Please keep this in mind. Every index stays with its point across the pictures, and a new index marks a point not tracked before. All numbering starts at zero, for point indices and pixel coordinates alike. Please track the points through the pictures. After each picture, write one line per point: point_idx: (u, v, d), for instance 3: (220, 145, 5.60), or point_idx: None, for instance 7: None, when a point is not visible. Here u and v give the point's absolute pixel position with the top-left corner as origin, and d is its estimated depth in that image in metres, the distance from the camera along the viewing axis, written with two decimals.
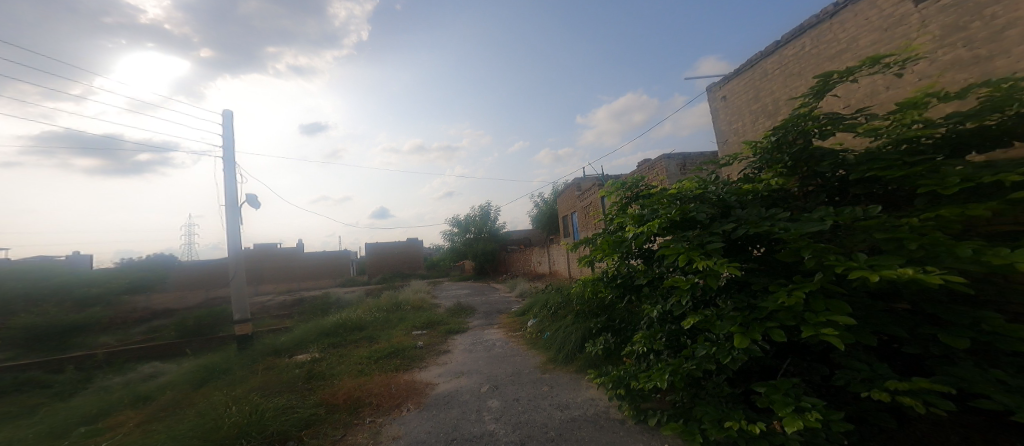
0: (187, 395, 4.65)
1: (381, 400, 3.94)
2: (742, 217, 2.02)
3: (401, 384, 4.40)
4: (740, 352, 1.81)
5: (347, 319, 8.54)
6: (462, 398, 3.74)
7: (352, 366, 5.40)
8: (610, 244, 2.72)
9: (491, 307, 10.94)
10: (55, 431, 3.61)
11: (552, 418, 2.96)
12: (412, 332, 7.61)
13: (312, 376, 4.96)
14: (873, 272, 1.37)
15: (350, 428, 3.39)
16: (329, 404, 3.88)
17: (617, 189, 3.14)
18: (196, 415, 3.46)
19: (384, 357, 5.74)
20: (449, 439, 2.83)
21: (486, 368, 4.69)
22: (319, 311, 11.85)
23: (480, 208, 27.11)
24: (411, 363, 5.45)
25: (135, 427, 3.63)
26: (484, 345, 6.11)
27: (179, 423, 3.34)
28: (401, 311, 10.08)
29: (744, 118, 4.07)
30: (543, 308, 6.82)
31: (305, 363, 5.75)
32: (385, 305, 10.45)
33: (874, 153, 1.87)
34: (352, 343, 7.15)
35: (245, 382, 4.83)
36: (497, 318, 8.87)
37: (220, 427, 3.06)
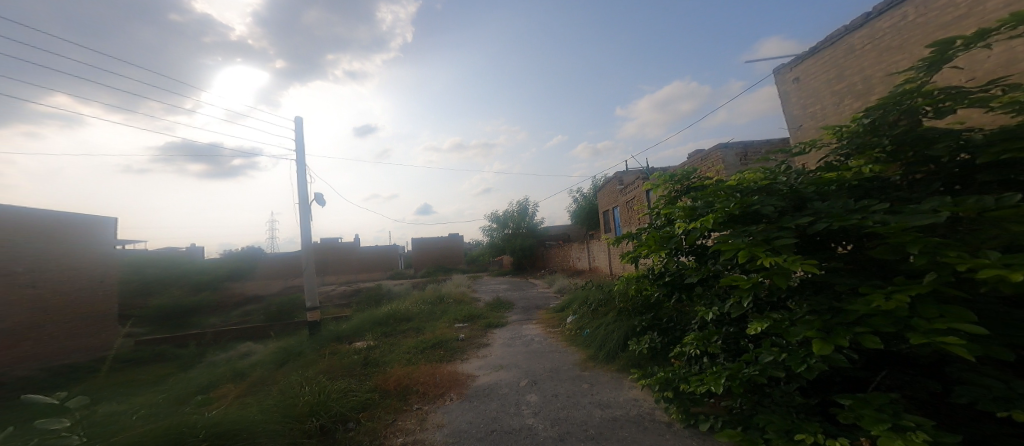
0: (273, 374, 5.20)
1: (427, 389, 4.13)
2: (822, 210, 1.82)
3: (444, 375, 4.56)
4: (818, 361, 1.62)
5: (396, 310, 9.02)
6: (501, 391, 3.80)
7: (402, 355, 5.70)
8: (657, 239, 2.56)
9: (529, 302, 11.01)
10: (180, 397, 4.25)
11: (593, 416, 2.92)
12: (454, 325, 7.87)
13: (367, 362, 5.31)
14: (1011, 273, 1.15)
15: (401, 413, 3.60)
16: (382, 390, 4.15)
17: (665, 181, 2.96)
18: (278, 392, 3.86)
19: (429, 347, 5.99)
20: (490, 431, 2.89)
21: (524, 363, 4.72)
22: (372, 302, 12.68)
23: (518, 203, 27.17)
24: (455, 354, 5.64)
25: (236, 399, 4.14)
26: (522, 339, 6.17)
27: (266, 398, 3.75)
28: (444, 303, 10.48)
29: (824, 101, 3.66)
30: (582, 305, 6.71)
31: (361, 350, 6.18)
32: (429, 298, 10.92)
33: (1011, 131, 1.55)
34: (401, 333, 7.56)
35: (315, 364, 5.30)
36: (535, 313, 8.92)
37: (296, 405, 3.37)
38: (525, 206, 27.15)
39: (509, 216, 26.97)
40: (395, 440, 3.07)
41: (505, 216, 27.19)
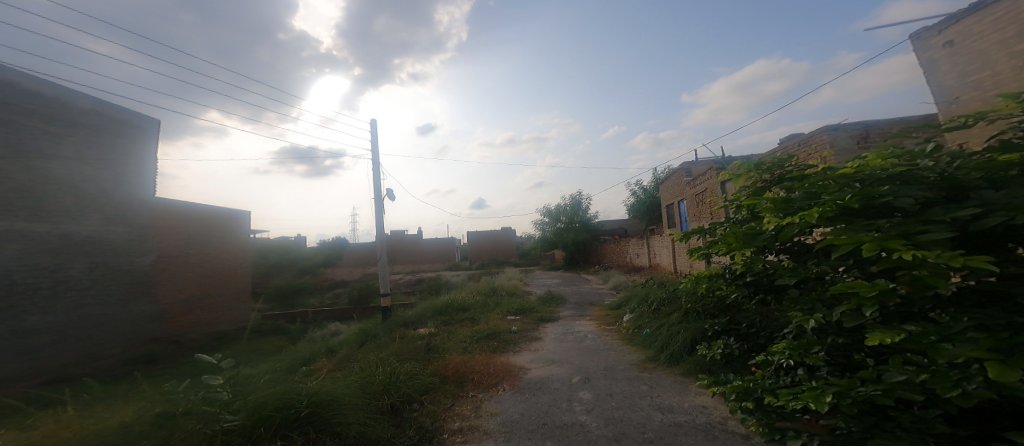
0: (357, 353, 5.82)
1: (482, 378, 4.29)
2: (996, 199, 1.38)
3: (497, 365, 4.71)
4: (985, 389, 1.16)
5: (454, 300, 9.46)
6: (553, 386, 3.81)
7: (459, 343, 5.96)
8: (738, 235, 2.37)
9: (582, 297, 10.87)
10: (287, 368, 4.97)
11: (652, 419, 2.81)
12: (507, 317, 8.01)
13: (429, 348, 5.64)
14: None
15: (458, 399, 3.79)
16: (441, 375, 4.39)
17: (746, 170, 2.73)
18: (359, 369, 4.27)
19: (483, 338, 6.18)
20: (541, 424, 2.93)
21: (577, 359, 4.67)
22: (431, 291, 13.41)
23: (571, 197, 26.87)
24: (507, 346, 5.75)
25: (328, 372, 4.73)
26: (575, 335, 6.09)
27: (350, 373, 4.17)
28: (498, 295, 10.75)
29: (995, 63, 2.31)
30: (642, 303, 6.44)
31: (424, 336, 6.59)
32: (484, 289, 11.27)
33: None
34: (458, 322, 7.91)
35: (386, 347, 5.79)
36: (589, 309, 8.76)
37: (372, 382, 3.68)
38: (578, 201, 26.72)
39: (560, 210, 26.70)
40: (453, 424, 3.26)
41: (556, 210, 26.93)
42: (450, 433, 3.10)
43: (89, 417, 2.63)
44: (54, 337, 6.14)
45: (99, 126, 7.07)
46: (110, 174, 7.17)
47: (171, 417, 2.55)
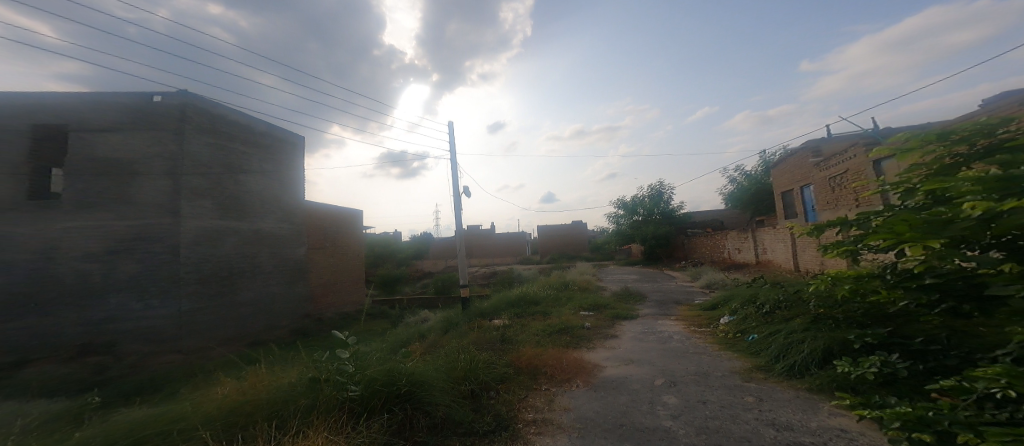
0: (440, 342, 6.34)
1: (555, 373, 4.34)
2: None
3: (569, 361, 4.69)
4: None
5: (526, 293, 9.67)
6: (632, 386, 3.65)
7: (531, 336, 6.07)
8: (914, 223, 1.61)
9: (664, 295, 10.22)
10: (384, 351, 5.70)
11: (760, 434, 2.48)
12: (580, 312, 7.90)
13: (505, 340, 5.85)
14: None
15: (532, 391, 3.91)
16: (516, 366, 4.55)
17: (921, 142, 2.03)
18: (445, 355, 4.60)
19: (556, 332, 6.19)
20: (619, 424, 2.83)
21: (660, 361, 4.40)
22: (503, 284, 13.87)
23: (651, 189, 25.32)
24: (580, 342, 5.67)
25: (418, 356, 5.22)
26: (656, 335, 5.76)
27: (439, 358, 4.53)
28: (570, 290, 10.67)
29: None
30: (750, 305, 5.75)
31: (500, 327, 6.91)
32: (556, 283, 11.28)
33: None
34: (530, 315, 8.06)
35: (465, 336, 6.16)
36: (674, 308, 8.18)
37: (456, 368, 3.91)
38: (659, 192, 25.07)
39: (638, 202, 25.30)
40: (527, 415, 3.35)
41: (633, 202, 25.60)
42: (524, 423, 3.18)
43: (272, 378, 3.26)
44: (242, 308, 9.37)
45: (273, 142, 10.75)
46: (267, 182, 10.55)
47: (318, 382, 3.04)
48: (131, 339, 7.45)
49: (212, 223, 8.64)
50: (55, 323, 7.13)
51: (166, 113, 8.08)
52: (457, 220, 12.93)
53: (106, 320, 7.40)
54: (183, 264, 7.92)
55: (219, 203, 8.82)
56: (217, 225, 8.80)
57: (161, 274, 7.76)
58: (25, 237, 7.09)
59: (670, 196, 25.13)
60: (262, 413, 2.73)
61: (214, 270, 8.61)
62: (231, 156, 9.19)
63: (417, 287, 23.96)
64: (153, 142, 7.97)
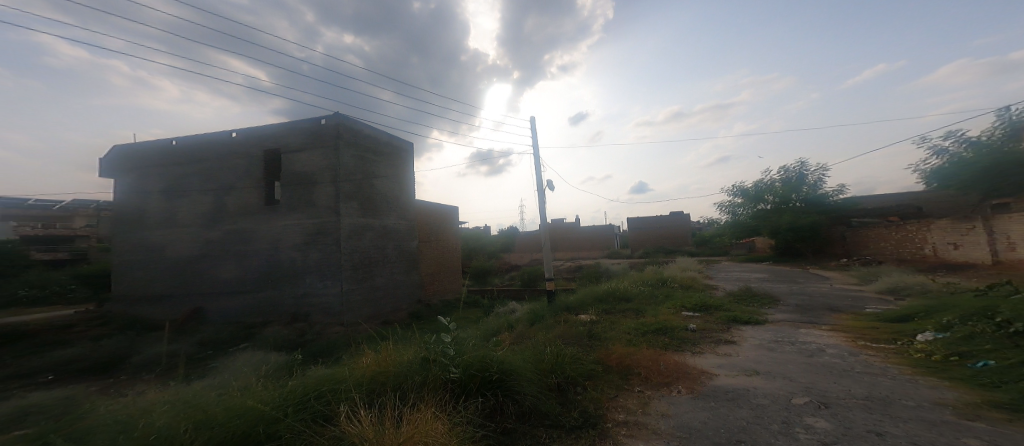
0: (527, 333, 6.64)
1: (651, 375, 4.11)
2: None
3: (670, 365, 4.33)
4: None
5: (615, 288, 9.32)
6: (758, 401, 3.15)
7: (623, 334, 5.84)
8: None
9: (801, 299, 8.72)
10: (479, 336, 6.25)
11: None
12: (681, 313, 7.22)
13: (592, 335, 5.75)
14: None
15: (623, 392, 3.77)
16: (606, 363, 4.46)
17: None
18: (532, 346, 4.69)
19: (651, 332, 5.81)
20: (735, 440, 2.50)
21: (798, 376, 3.74)
22: (591, 278, 13.63)
23: (786, 172, 22.18)
24: (682, 345, 5.19)
25: (508, 345, 5.48)
26: (792, 347, 4.91)
27: (526, 349, 4.65)
28: (668, 287, 9.88)
29: None
30: (986, 326, 4.25)
31: (586, 323, 6.87)
32: (651, 280, 10.56)
33: None
34: (620, 312, 7.70)
35: (551, 329, 6.27)
36: (823, 317, 6.88)
37: (542, 361, 3.96)
38: (799, 175, 21.72)
39: (768, 188, 22.54)
40: (618, 416, 3.21)
41: (758, 190, 23.05)
42: (614, 423, 3.07)
43: (395, 354, 3.81)
44: (369, 293, 12.04)
45: (390, 154, 13.76)
46: (390, 184, 13.67)
47: (428, 363, 3.45)
48: (320, 311, 11.11)
49: (355, 220, 11.81)
50: (283, 295, 11.54)
51: (330, 132, 11.49)
52: (541, 213, 13.14)
53: (306, 295, 11.33)
54: (343, 254, 11.14)
55: (362, 204, 12.08)
56: (359, 221, 11.96)
57: (330, 260, 11.15)
58: (268, 230, 11.79)
59: (817, 177, 21.24)
60: (389, 385, 3.19)
61: (353, 257, 11.54)
62: (368, 164, 12.53)
63: (506, 279, 25.12)
64: (324, 156, 11.56)
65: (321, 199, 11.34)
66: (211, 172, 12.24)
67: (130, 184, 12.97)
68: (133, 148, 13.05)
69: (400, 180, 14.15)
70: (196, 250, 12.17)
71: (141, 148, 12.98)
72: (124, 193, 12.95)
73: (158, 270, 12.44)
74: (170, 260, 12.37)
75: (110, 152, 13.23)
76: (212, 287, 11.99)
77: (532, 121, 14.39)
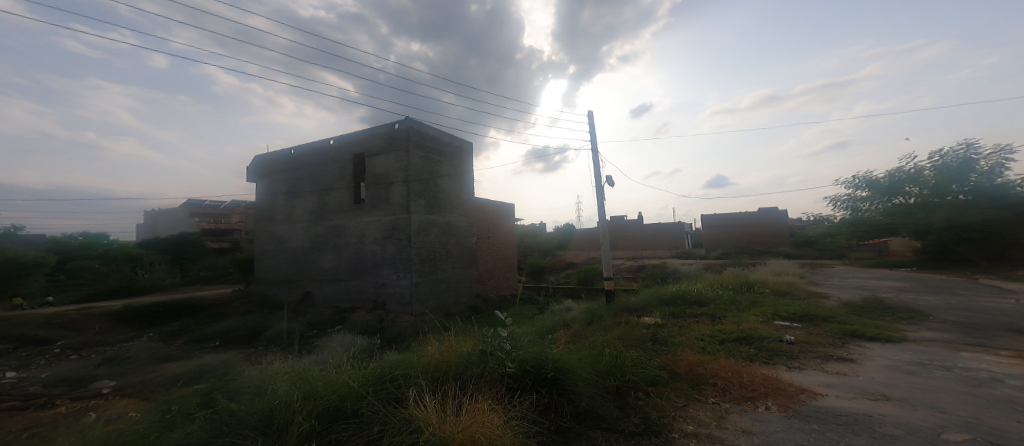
0: (584, 331, 6.66)
1: (730, 386, 3.78)
2: None
3: (758, 378, 3.93)
4: None
5: (686, 291, 8.74)
6: (885, 430, 2.64)
7: (695, 341, 5.52)
8: None
9: (947, 314, 7.15)
10: (537, 333, 6.38)
11: None
12: (773, 321, 6.47)
13: (656, 340, 5.62)
14: None
15: (694, 401, 3.53)
16: (673, 370, 4.27)
17: None
18: (590, 346, 4.65)
19: (733, 341, 5.32)
20: None
21: (941, 403, 3.08)
22: (660, 279, 12.89)
23: (943, 160, 17.71)
24: (773, 357, 4.64)
25: (566, 343, 5.49)
26: (932, 369, 4.04)
27: (583, 348, 4.61)
28: (753, 292, 8.94)
29: None
30: None
31: (650, 325, 6.65)
32: (733, 284, 9.63)
33: None
34: (692, 317, 7.20)
35: (612, 330, 6.19)
36: (985, 335, 5.52)
37: (599, 362, 3.87)
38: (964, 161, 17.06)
39: (914, 178, 18.54)
40: (686, 426, 2.99)
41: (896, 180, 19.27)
42: (681, 434, 2.86)
43: (455, 345, 3.99)
44: (433, 286, 12.66)
45: (454, 153, 14.34)
46: (454, 183, 14.24)
47: (485, 355, 3.58)
48: (393, 300, 12.00)
49: (423, 217, 12.49)
50: (364, 282, 12.81)
51: (401, 135, 12.34)
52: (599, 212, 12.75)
53: (382, 285, 12.35)
54: (412, 248, 11.91)
55: (428, 202, 12.74)
56: (426, 218, 12.62)
57: (402, 254, 11.99)
58: (354, 225, 13.16)
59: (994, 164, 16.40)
60: (449, 374, 3.37)
61: (420, 251, 12.24)
62: (434, 164, 13.19)
63: (564, 277, 24.94)
64: (398, 158, 12.41)
65: (395, 197, 12.24)
66: (317, 175, 14.14)
67: (261, 186, 15.90)
68: (266, 157, 15.75)
69: (463, 179, 14.67)
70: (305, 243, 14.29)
71: (271, 156, 15.64)
72: (259, 195, 15.95)
73: (280, 258, 15.06)
74: (290, 251, 14.72)
75: (252, 162, 16.08)
76: (317, 275, 13.91)
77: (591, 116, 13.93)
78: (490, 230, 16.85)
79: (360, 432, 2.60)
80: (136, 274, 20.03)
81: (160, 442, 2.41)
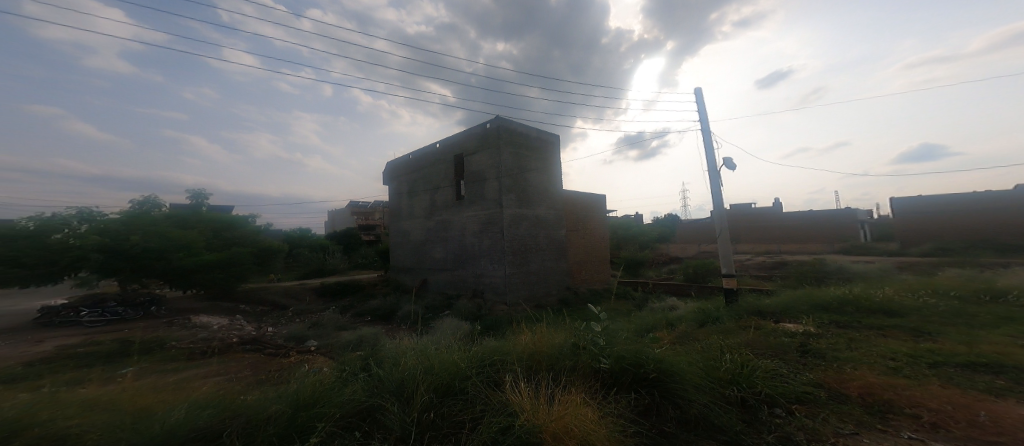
0: (695, 332, 6.11)
1: (945, 420, 2.76)
2: None
3: (1004, 419, 2.74)
4: None
5: (851, 297, 7.03)
6: None
7: (866, 356, 4.44)
8: None
9: None
10: (638, 332, 6.04)
11: None
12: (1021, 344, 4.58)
13: (807, 351, 4.73)
14: None
15: (867, 430, 2.69)
16: (833, 389, 3.48)
17: None
18: (701, 350, 4.14)
19: (943, 365, 4.06)
20: None
21: None
22: (811, 279, 10.60)
23: None
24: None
25: (675, 344, 4.99)
26: None
27: (694, 351, 4.08)
28: (972, 303, 6.56)
29: None
30: None
31: (794, 334, 5.57)
32: (935, 291, 7.27)
33: None
34: (866, 329, 5.75)
35: (739, 336, 5.49)
36: None
37: (717, 368, 3.43)
38: None
39: None
40: None
41: None
42: None
43: (548, 334, 3.93)
44: (526, 278, 12.82)
45: (541, 147, 14.14)
46: (542, 177, 14.11)
47: (579, 349, 3.50)
48: (491, 290, 12.50)
49: (515, 211, 12.68)
50: (467, 273, 13.58)
51: (492, 133, 12.67)
52: (714, 199, 11.27)
53: (480, 277, 13.00)
54: (506, 240, 12.23)
55: (518, 197, 12.88)
56: (516, 212, 12.77)
57: (499, 247, 12.33)
58: (458, 219, 14.05)
59: None
60: (543, 365, 3.37)
61: (513, 245, 12.48)
62: (523, 160, 13.23)
63: (666, 272, 22.93)
64: (490, 156, 12.81)
65: (489, 193, 12.71)
66: (428, 176, 15.55)
67: (390, 188, 18.33)
68: (394, 163, 18.02)
69: (552, 171, 14.47)
70: (421, 237, 15.95)
71: (395, 162, 17.85)
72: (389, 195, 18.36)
73: (403, 249, 17.27)
74: (411, 243, 16.63)
75: (385, 168, 18.62)
76: (430, 265, 15.37)
77: (700, 94, 12.20)
78: (581, 222, 16.44)
79: (466, 410, 2.75)
80: (323, 257, 26.16)
81: (338, 393, 2.87)
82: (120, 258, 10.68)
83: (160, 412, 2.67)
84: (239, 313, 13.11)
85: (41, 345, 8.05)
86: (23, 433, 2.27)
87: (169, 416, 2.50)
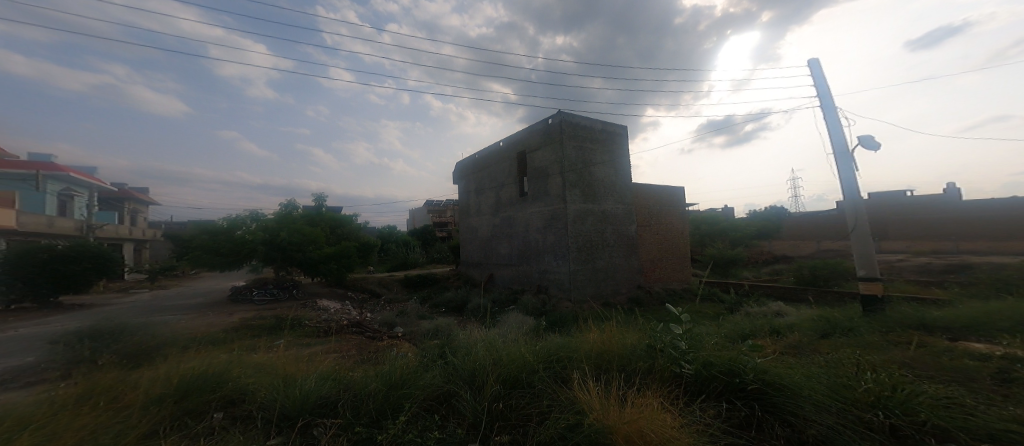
0: (813, 343, 4.92)
1: None
2: None
3: None
4: None
5: None
6: None
7: None
8: None
9: None
10: (730, 337, 5.02)
11: None
12: None
13: (1009, 379, 3.12)
14: None
15: None
16: None
17: None
18: (823, 364, 3.03)
19: None
20: None
21: None
22: (999, 291, 7.96)
23: None
24: None
25: (781, 355, 3.88)
26: None
27: (813, 364, 3.03)
28: None
29: None
30: None
31: (982, 354, 4.00)
32: None
33: None
34: None
35: (887, 352, 4.21)
36: None
37: (852, 390, 2.20)
38: None
39: None
40: None
41: None
42: None
43: (619, 333, 3.33)
44: (592, 275, 12.07)
45: (606, 139, 13.10)
46: (608, 170, 13.05)
47: (653, 350, 2.86)
48: (555, 286, 12.05)
49: (579, 206, 11.97)
50: (532, 268, 13.29)
51: (555, 129, 12.11)
52: (846, 186, 9.20)
53: (545, 273, 12.60)
54: (569, 235, 11.62)
55: (583, 191, 12.13)
56: (583, 206, 12.10)
57: (564, 243, 11.76)
58: (523, 215, 13.80)
59: None
60: (615, 364, 2.85)
61: (578, 241, 11.82)
62: (586, 154, 12.42)
63: (766, 273, 19.84)
64: (553, 152, 12.26)
65: (552, 188, 12.21)
66: (494, 173, 15.58)
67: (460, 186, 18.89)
68: (462, 162, 18.50)
69: (621, 161, 13.31)
70: (489, 232, 16.09)
71: (464, 161, 18.31)
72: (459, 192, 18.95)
73: (472, 244, 17.68)
74: (479, 238, 16.91)
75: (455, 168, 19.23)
76: (497, 259, 15.44)
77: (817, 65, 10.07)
78: (659, 215, 14.94)
79: (536, 404, 2.42)
80: (409, 251, 28.42)
81: (420, 377, 2.73)
82: (276, 251, 13.03)
83: (303, 377, 2.70)
84: (348, 298, 14.85)
85: (228, 315, 10.11)
86: (222, 384, 2.61)
87: (309, 382, 2.56)
